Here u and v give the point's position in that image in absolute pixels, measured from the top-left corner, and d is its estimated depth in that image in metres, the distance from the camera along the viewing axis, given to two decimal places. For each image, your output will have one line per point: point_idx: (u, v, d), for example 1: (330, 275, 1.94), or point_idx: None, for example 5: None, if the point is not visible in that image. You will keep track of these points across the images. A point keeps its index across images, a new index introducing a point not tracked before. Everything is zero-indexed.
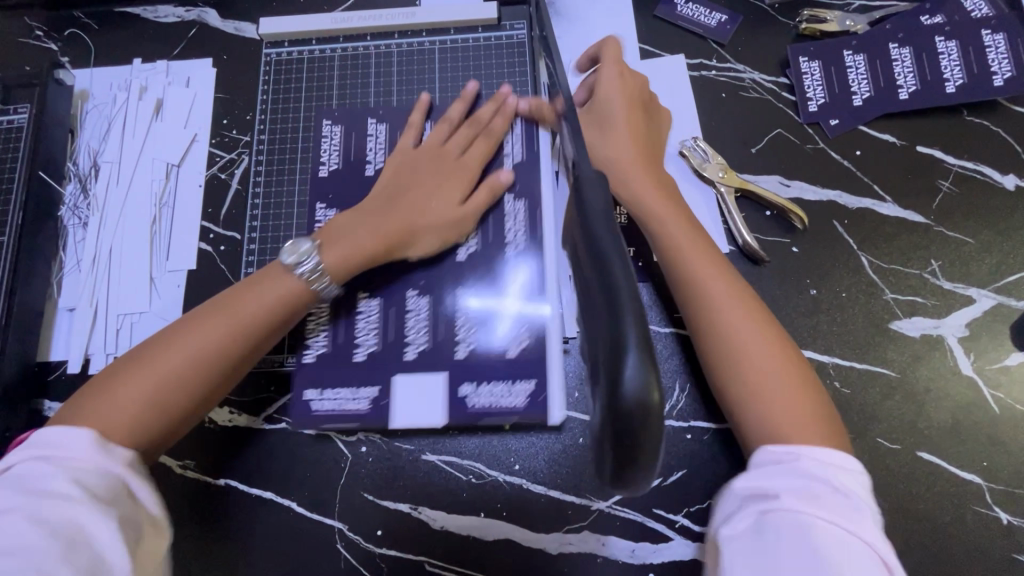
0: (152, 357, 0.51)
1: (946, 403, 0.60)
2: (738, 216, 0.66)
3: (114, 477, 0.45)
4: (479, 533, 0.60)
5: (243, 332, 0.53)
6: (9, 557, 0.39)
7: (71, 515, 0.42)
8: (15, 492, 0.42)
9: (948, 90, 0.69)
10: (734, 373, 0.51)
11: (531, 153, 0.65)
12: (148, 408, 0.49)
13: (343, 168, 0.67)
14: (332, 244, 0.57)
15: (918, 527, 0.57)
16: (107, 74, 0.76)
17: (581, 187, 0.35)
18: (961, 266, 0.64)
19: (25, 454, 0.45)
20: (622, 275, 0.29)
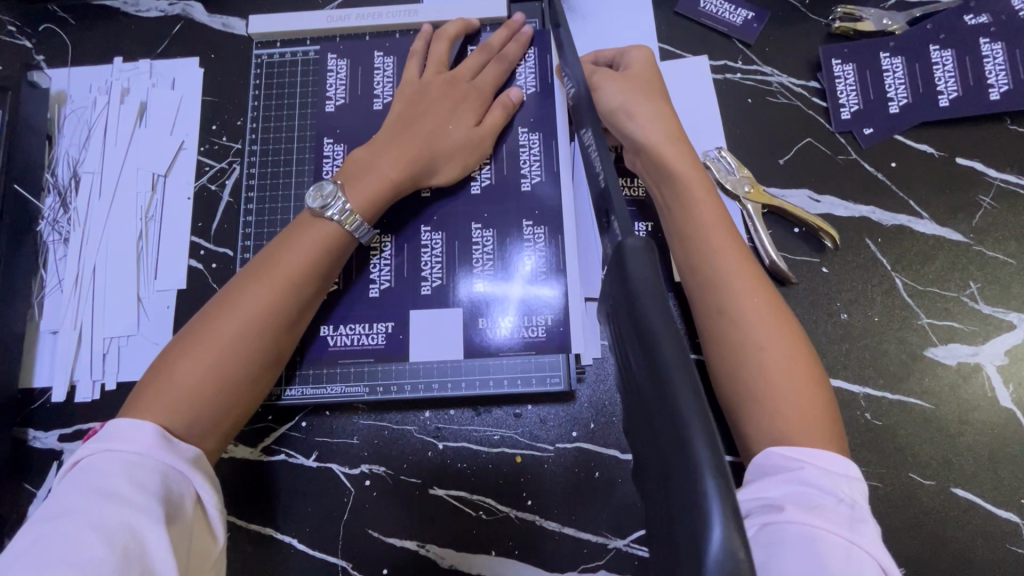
0: (198, 333, 0.49)
1: (983, 437, 0.57)
2: (764, 233, 0.61)
3: (175, 477, 0.44)
4: (489, 572, 0.57)
5: (287, 291, 0.52)
6: (69, 565, 0.38)
7: (129, 523, 0.40)
8: (82, 490, 0.41)
9: (992, 96, 0.64)
10: (750, 355, 0.48)
11: (544, 86, 0.66)
12: (207, 381, 0.47)
13: (349, 103, 0.67)
14: (355, 177, 0.57)
15: (953, 568, 0.55)
16: (85, 75, 0.70)
17: (627, 264, 0.33)
18: (1001, 289, 0.61)
19: (96, 445, 0.44)
20: (696, 420, 0.26)
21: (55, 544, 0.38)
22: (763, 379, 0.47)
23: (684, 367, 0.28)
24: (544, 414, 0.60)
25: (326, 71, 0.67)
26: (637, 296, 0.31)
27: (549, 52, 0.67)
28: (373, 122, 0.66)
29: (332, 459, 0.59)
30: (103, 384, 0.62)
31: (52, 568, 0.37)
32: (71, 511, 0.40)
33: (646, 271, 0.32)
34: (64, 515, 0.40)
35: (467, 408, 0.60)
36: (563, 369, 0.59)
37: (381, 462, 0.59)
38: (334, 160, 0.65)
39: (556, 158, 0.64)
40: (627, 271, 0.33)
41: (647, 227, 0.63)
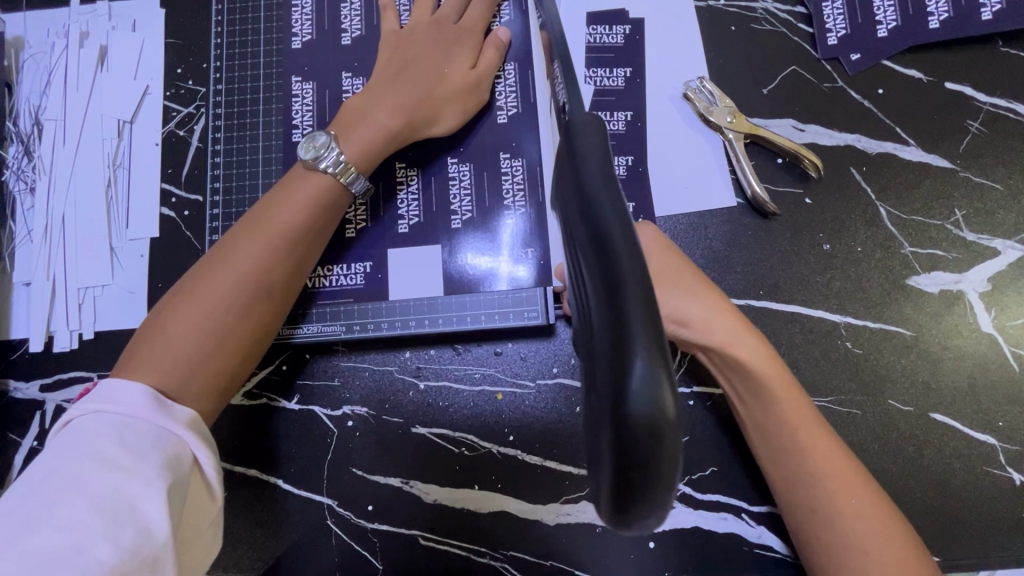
0: (188, 290, 0.48)
1: (962, 363, 0.57)
2: (747, 163, 0.60)
3: (167, 439, 0.41)
4: (473, 506, 0.57)
5: (278, 246, 0.51)
6: (57, 530, 0.36)
7: (116, 487, 0.38)
8: (69, 452, 0.39)
9: (984, 16, 0.62)
10: (810, 491, 0.48)
11: (520, 15, 0.64)
12: (202, 339, 0.47)
13: (316, 39, 0.65)
14: (348, 128, 0.56)
15: (930, 490, 0.55)
16: (41, 18, 0.67)
17: (572, 134, 0.32)
18: (987, 215, 0.60)
19: (84, 406, 0.42)
20: (626, 253, 0.25)
21: (44, 505, 0.37)
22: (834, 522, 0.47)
23: (618, 213, 0.27)
24: (525, 352, 0.59)
25: (291, 6, 0.65)
26: (582, 161, 0.30)
27: None
28: (342, 59, 0.64)
29: (314, 401, 0.59)
30: (80, 334, 0.61)
31: (41, 531, 0.36)
32: (59, 474, 0.38)
33: (598, 150, 0.31)
34: (54, 477, 0.38)
35: (447, 348, 0.60)
36: (541, 304, 0.59)
37: (363, 403, 0.59)
38: (304, 100, 0.64)
39: (532, 87, 0.62)
40: (572, 145, 0.31)
41: (626, 161, 0.62)
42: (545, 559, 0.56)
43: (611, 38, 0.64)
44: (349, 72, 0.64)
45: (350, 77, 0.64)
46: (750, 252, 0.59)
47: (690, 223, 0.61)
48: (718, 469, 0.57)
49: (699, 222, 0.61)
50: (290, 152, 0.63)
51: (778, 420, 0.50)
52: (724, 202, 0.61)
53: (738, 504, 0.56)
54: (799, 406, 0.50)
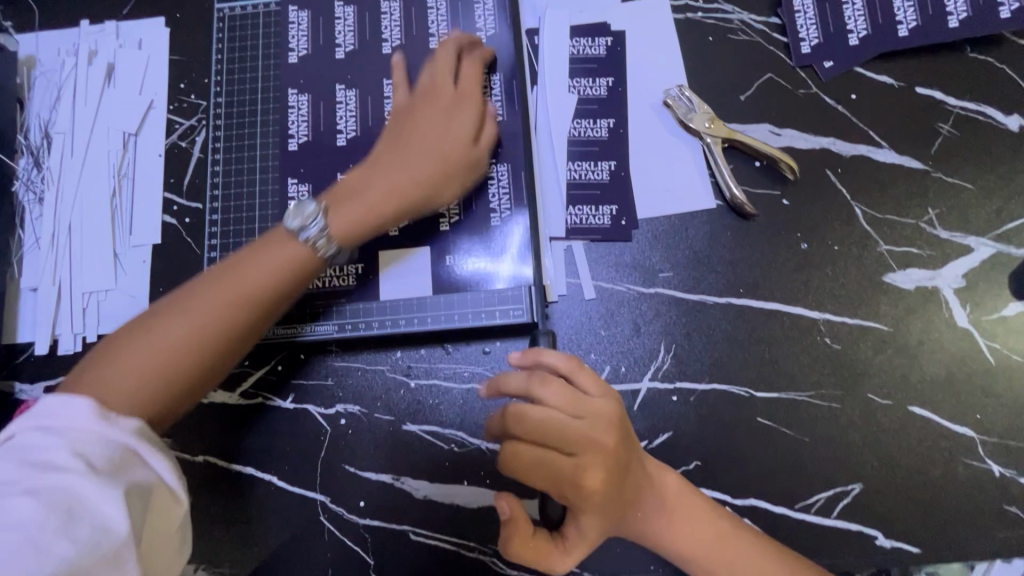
0: (157, 320, 0.48)
1: (939, 356, 0.58)
2: (725, 167, 0.62)
3: (115, 448, 0.41)
4: (462, 501, 0.59)
5: (248, 301, 0.50)
6: (10, 530, 0.36)
7: (66, 487, 0.37)
8: (15, 460, 0.38)
9: (951, 24, 0.64)
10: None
11: (502, 27, 0.66)
12: (162, 369, 0.47)
13: (311, 54, 0.68)
14: (341, 200, 0.56)
15: (908, 481, 0.56)
16: (52, 38, 0.71)
17: None
18: (959, 214, 0.61)
19: (25, 421, 0.41)
20: None
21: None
22: None
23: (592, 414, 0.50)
24: (511, 350, 0.61)
25: (287, 23, 0.69)
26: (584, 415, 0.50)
27: None
28: (336, 72, 0.67)
29: (308, 400, 0.61)
30: (84, 337, 0.64)
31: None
32: (7, 481, 0.38)
33: None
34: (1, 483, 0.38)
35: (437, 347, 0.62)
36: (526, 303, 0.60)
37: (355, 402, 0.61)
38: (300, 111, 0.67)
39: (517, 95, 0.65)
40: None
41: (608, 166, 0.64)
42: None
43: (593, 50, 0.67)
44: (342, 84, 0.67)
45: (343, 89, 0.67)
46: (731, 252, 0.61)
47: (671, 224, 0.63)
48: (702, 463, 0.58)
49: (680, 223, 0.63)
50: (286, 160, 0.66)
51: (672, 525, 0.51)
52: (704, 204, 0.63)
53: (722, 497, 0.57)
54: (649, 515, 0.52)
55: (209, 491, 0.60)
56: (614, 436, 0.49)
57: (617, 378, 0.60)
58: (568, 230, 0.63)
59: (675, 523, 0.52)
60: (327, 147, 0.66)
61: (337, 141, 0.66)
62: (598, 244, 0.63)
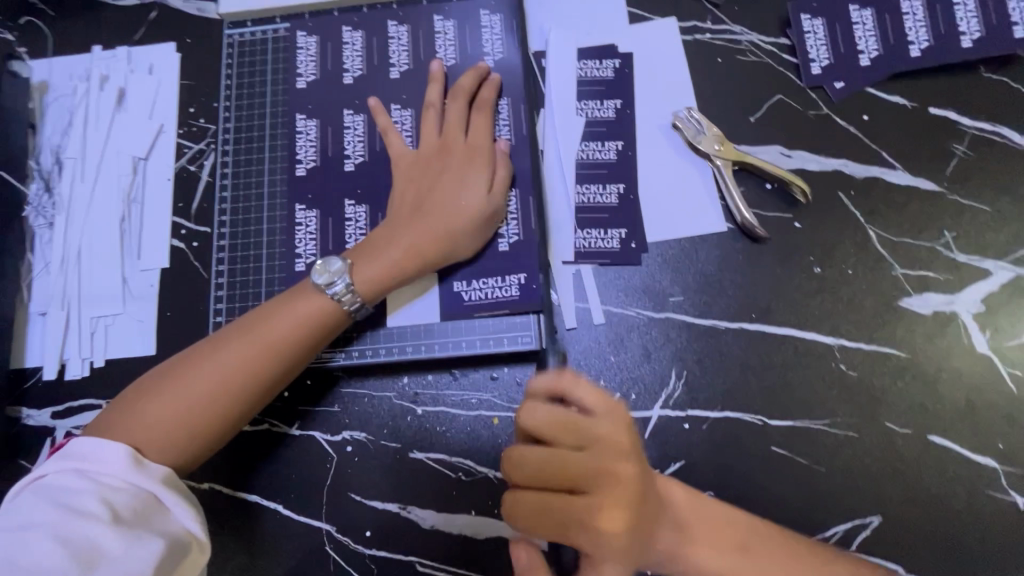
0: (175, 377, 0.51)
1: (959, 383, 0.57)
2: (735, 190, 0.62)
3: (141, 495, 0.45)
4: (469, 531, 0.58)
5: (269, 355, 0.53)
6: (33, 573, 0.39)
7: (92, 532, 0.41)
8: (43, 507, 0.42)
9: (963, 44, 0.63)
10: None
11: (509, 52, 0.67)
12: (178, 428, 0.50)
13: (319, 79, 0.68)
14: (365, 258, 0.58)
15: (929, 513, 0.55)
16: (65, 64, 0.71)
17: None
18: (976, 237, 0.60)
19: (64, 464, 0.46)
20: None
21: (18, 555, 0.40)
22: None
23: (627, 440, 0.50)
24: (519, 377, 0.60)
25: (296, 48, 0.69)
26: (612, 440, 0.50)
27: (507, 17, 0.68)
28: (344, 97, 0.67)
29: (314, 427, 0.61)
30: (91, 362, 0.64)
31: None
32: (33, 527, 0.41)
33: None
34: (28, 528, 0.41)
35: (445, 372, 0.61)
36: (534, 329, 0.60)
37: (362, 429, 0.60)
38: (308, 136, 0.67)
39: (525, 120, 0.64)
40: None
41: (617, 189, 0.63)
42: None
43: (601, 72, 0.66)
44: (350, 109, 0.67)
45: (351, 114, 0.67)
46: (742, 276, 0.61)
47: (681, 248, 0.62)
48: (715, 493, 0.56)
49: (690, 247, 0.62)
50: (294, 185, 0.66)
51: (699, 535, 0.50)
52: (714, 227, 0.62)
53: None
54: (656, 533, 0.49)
55: (214, 519, 0.59)
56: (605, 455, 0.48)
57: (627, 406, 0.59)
58: (576, 254, 0.62)
59: (693, 536, 0.50)
60: (334, 173, 0.66)
61: (345, 166, 0.66)
62: (607, 269, 0.62)
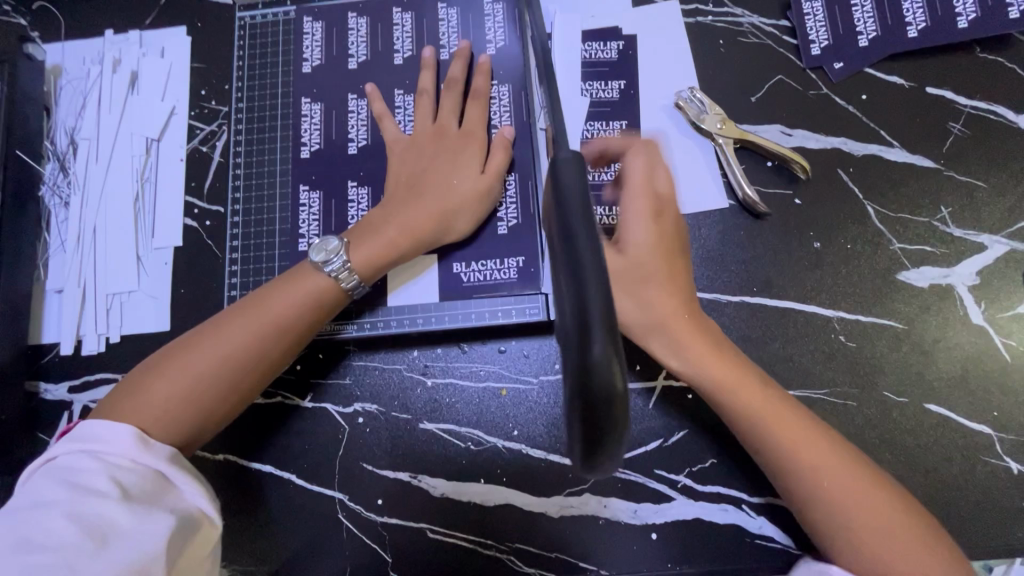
0: (178, 355, 0.52)
1: (955, 353, 0.59)
2: (737, 167, 0.63)
3: (150, 474, 0.46)
4: (479, 499, 0.59)
5: (271, 334, 0.53)
6: (50, 550, 0.40)
7: (106, 510, 0.42)
8: (53, 486, 0.43)
9: (959, 25, 0.65)
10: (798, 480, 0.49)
11: (511, 39, 0.68)
12: (184, 404, 0.50)
13: (325, 64, 0.69)
14: (361, 238, 0.58)
15: (926, 479, 0.56)
16: (78, 47, 0.73)
17: (556, 170, 0.29)
18: (972, 212, 0.62)
19: (70, 445, 0.46)
20: (583, 227, 0.27)
21: (32, 532, 0.41)
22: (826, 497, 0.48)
23: (586, 220, 0.27)
24: (527, 349, 0.62)
25: (303, 33, 0.70)
26: (571, 231, 0.27)
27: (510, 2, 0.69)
28: (349, 82, 0.69)
29: (326, 399, 0.62)
30: (107, 337, 0.65)
31: (33, 554, 0.40)
32: (45, 505, 0.42)
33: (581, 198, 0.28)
34: (41, 506, 0.42)
35: (454, 346, 0.62)
36: (542, 302, 0.62)
37: (373, 401, 0.62)
38: (312, 119, 0.68)
39: (525, 104, 0.66)
40: (558, 188, 0.29)
41: None
42: (550, 551, 0.58)
43: (605, 54, 0.68)
44: (354, 94, 0.68)
45: (355, 99, 0.68)
46: (744, 250, 0.62)
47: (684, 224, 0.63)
48: (717, 460, 0.58)
49: (693, 223, 0.63)
50: (298, 167, 0.67)
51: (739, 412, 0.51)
52: (716, 203, 0.63)
53: (738, 495, 0.57)
54: (725, 361, 0.52)
55: (229, 489, 0.61)
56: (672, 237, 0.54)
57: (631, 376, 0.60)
58: None
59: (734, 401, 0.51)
60: (338, 156, 0.67)
61: (348, 149, 0.67)
62: None
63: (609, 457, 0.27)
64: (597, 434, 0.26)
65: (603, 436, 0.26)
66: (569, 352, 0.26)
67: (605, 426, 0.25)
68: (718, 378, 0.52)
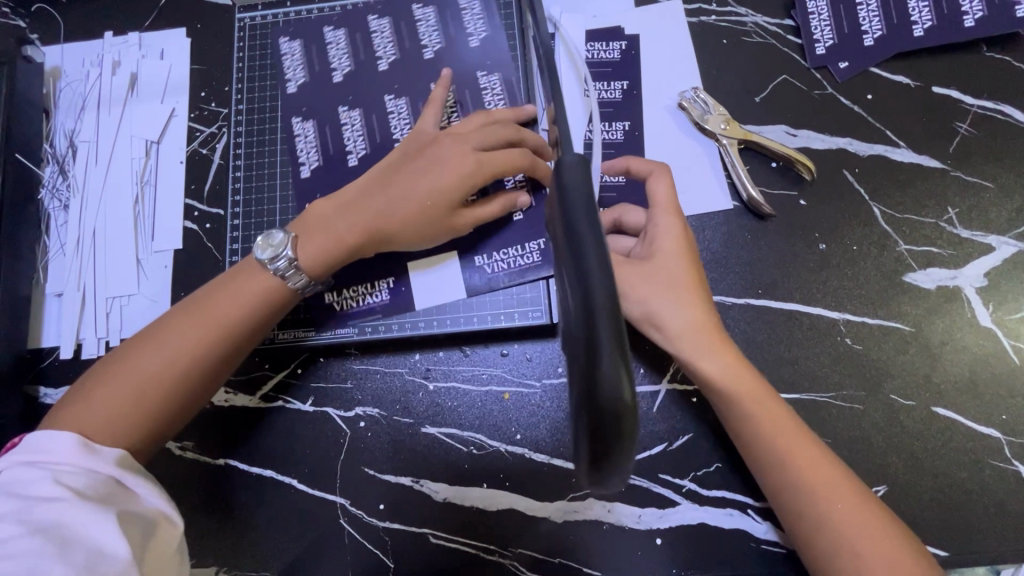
0: (120, 362, 0.51)
1: (963, 355, 0.58)
2: (742, 169, 0.62)
3: (102, 480, 0.46)
4: (481, 504, 0.59)
5: (212, 335, 0.52)
6: (6, 559, 0.39)
7: (59, 515, 0.42)
8: (3, 499, 0.42)
9: (966, 23, 0.64)
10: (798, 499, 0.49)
11: (493, 27, 0.67)
12: (126, 411, 0.49)
13: (309, 82, 0.68)
14: (312, 234, 0.57)
15: (933, 483, 0.56)
16: (77, 50, 0.72)
17: (560, 170, 0.29)
18: (979, 213, 0.61)
19: (16, 461, 0.46)
20: (585, 225, 0.27)
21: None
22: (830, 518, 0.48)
23: (592, 226, 0.27)
24: (530, 353, 0.61)
25: (282, 55, 0.69)
26: (576, 236, 0.26)
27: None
28: (336, 95, 0.67)
29: (328, 403, 0.61)
30: (107, 341, 0.65)
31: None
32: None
33: (582, 197, 0.28)
34: None
35: (456, 349, 0.62)
36: (545, 304, 0.61)
37: (374, 405, 0.61)
38: (307, 138, 0.66)
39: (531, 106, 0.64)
40: (562, 191, 0.28)
41: None
42: (554, 556, 0.57)
43: (608, 54, 0.67)
44: (345, 106, 0.66)
45: (347, 111, 0.66)
46: (749, 252, 0.61)
47: (688, 226, 0.63)
48: (723, 465, 0.57)
49: (698, 225, 0.63)
50: (301, 187, 0.65)
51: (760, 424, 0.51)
52: (720, 205, 0.63)
53: (744, 500, 0.57)
54: (753, 376, 0.52)
55: (230, 494, 0.60)
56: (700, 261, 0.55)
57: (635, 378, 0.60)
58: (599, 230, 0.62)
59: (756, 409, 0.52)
60: (339, 171, 0.65)
61: (348, 162, 0.65)
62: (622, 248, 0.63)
63: (614, 471, 0.26)
64: (603, 449, 0.25)
65: (609, 453, 0.25)
66: (579, 363, 0.25)
67: (613, 443, 0.25)
68: (750, 390, 0.52)
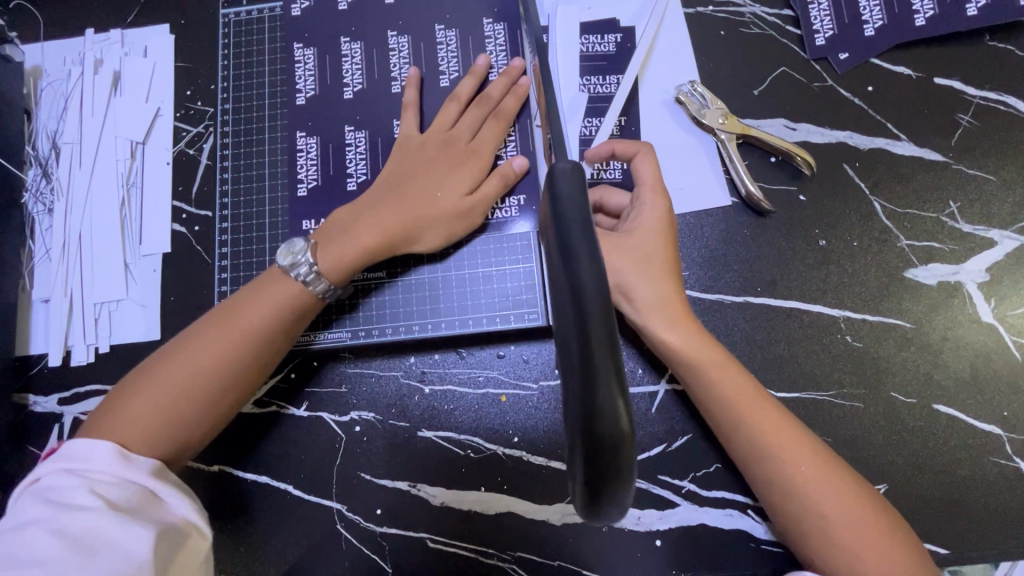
0: (158, 367, 0.50)
1: (964, 353, 0.57)
2: (740, 163, 0.61)
3: (134, 488, 0.45)
4: (479, 508, 0.58)
5: (249, 343, 0.51)
6: (35, 566, 0.39)
7: (85, 524, 0.41)
8: (37, 505, 0.42)
9: (969, 12, 0.63)
10: (765, 472, 0.50)
11: None
12: (159, 419, 0.48)
13: (314, 6, 0.69)
14: (329, 239, 0.55)
15: (933, 480, 0.55)
16: (57, 48, 0.70)
17: (553, 178, 0.28)
18: (981, 207, 0.60)
19: (54, 464, 0.45)
20: (579, 237, 0.26)
21: (15, 552, 0.40)
22: (806, 497, 0.48)
23: (587, 240, 0.26)
24: (526, 354, 0.61)
25: None
26: (570, 247, 0.25)
27: None
28: (339, 25, 0.68)
29: (321, 408, 0.61)
30: (96, 348, 0.63)
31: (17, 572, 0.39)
32: (27, 524, 0.41)
33: (578, 209, 0.27)
34: (25, 526, 0.41)
35: (451, 352, 0.61)
36: (541, 306, 0.61)
37: (369, 409, 0.60)
38: (306, 65, 0.68)
39: (520, 43, 0.66)
40: (556, 200, 0.28)
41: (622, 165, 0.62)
42: (553, 559, 0.57)
43: (603, 47, 0.66)
44: (348, 36, 0.68)
45: (348, 41, 0.67)
46: (747, 249, 0.60)
47: (685, 223, 0.61)
48: (722, 465, 0.57)
49: (696, 221, 0.61)
50: (294, 114, 0.67)
51: (723, 398, 0.51)
52: (718, 201, 0.62)
53: (743, 500, 0.56)
54: (718, 351, 0.53)
55: (225, 502, 0.60)
56: (671, 239, 0.54)
57: (634, 379, 0.59)
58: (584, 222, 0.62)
59: (723, 381, 0.51)
60: (333, 101, 0.67)
61: (343, 94, 0.67)
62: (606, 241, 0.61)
63: (616, 501, 0.25)
64: (602, 480, 0.24)
65: (607, 481, 0.24)
66: (573, 386, 0.24)
67: (609, 469, 0.24)
68: (713, 360, 0.52)
